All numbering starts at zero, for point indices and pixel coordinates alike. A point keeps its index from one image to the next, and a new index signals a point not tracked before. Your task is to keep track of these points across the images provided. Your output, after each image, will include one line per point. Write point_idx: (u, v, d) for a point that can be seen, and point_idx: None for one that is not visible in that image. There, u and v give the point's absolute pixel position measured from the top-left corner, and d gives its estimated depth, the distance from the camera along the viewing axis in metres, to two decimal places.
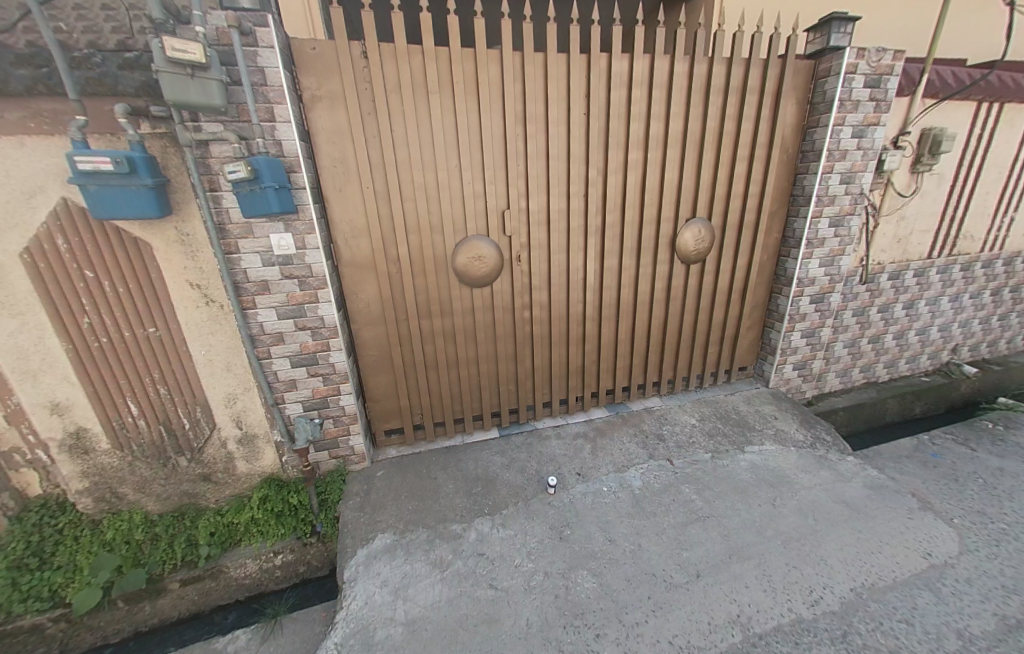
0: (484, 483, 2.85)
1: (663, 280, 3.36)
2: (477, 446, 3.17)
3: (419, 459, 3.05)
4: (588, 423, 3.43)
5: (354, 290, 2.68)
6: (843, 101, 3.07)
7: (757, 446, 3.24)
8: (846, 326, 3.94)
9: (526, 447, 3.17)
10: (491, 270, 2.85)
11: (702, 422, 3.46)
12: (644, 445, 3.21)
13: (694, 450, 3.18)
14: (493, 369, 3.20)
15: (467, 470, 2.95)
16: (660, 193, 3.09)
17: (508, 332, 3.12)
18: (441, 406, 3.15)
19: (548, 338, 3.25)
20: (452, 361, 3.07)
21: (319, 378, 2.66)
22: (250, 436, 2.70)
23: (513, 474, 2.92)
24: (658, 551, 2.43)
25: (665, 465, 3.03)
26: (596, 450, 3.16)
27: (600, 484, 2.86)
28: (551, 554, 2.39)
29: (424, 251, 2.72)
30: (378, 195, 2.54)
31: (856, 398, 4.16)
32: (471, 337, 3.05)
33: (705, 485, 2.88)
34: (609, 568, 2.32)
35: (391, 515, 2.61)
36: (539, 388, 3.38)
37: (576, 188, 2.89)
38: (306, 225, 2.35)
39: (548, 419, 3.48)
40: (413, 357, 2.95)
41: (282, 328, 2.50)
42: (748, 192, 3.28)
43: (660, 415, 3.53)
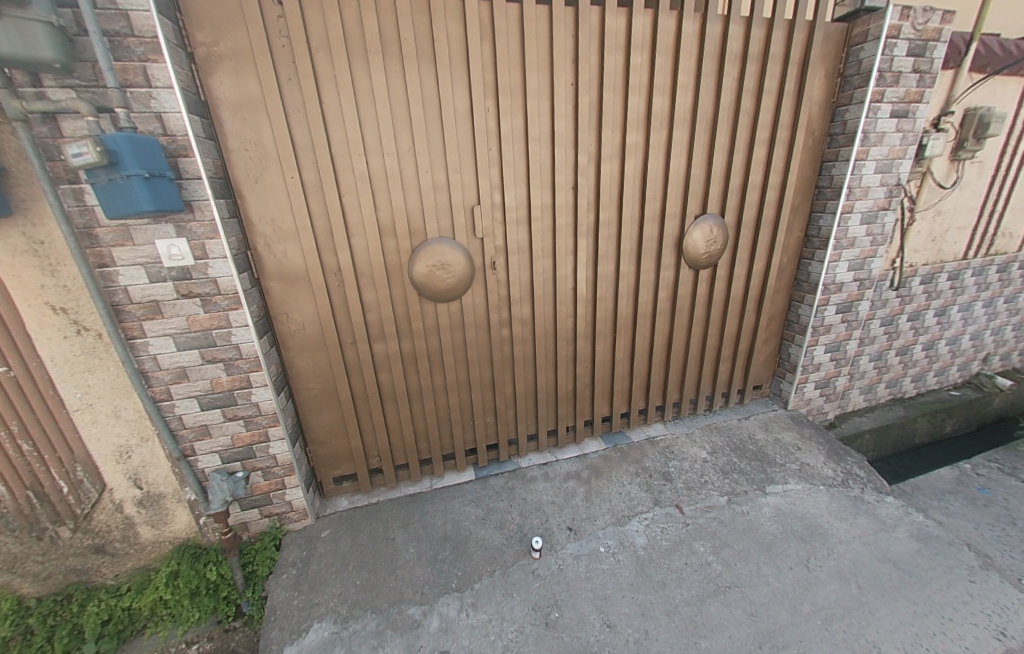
0: (454, 544, 2.31)
1: (668, 289, 2.83)
2: (448, 494, 2.62)
3: (376, 512, 2.49)
4: (581, 461, 2.89)
5: (283, 309, 2.10)
6: (882, 72, 2.56)
7: (780, 486, 2.73)
8: (873, 337, 3.47)
9: (507, 493, 2.64)
10: (461, 281, 2.29)
11: (715, 456, 2.94)
12: (647, 488, 2.69)
13: (707, 493, 2.66)
14: (468, 399, 2.64)
15: (434, 527, 2.40)
16: (664, 184, 2.55)
17: (483, 356, 2.58)
18: (403, 447, 2.58)
19: (533, 360, 2.71)
20: (416, 393, 2.50)
21: (240, 422, 2.09)
22: (154, 495, 2.14)
23: (490, 532, 2.39)
24: (670, 640, 1.90)
25: (673, 514, 2.52)
26: (591, 495, 2.63)
27: (595, 543, 2.34)
28: (534, 651, 1.85)
29: (374, 259, 2.14)
30: (310, 188, 1.97)
31: (882, 418, 3.69)
32: (438, 363, 2.48)
33: (724, 541, 2.36)
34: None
35: (332, 595, 2.07)
36: (523, 420, 2.83)
37: (562, 180, 2.35)
38: (207, 227, 1.79)
39: (534, 456, 2.94)
40: (364, 390, 2.37)
41: (184, 361, 1.93)
42: (769, 183, 2.76)
43: (665, 448, 3.00)
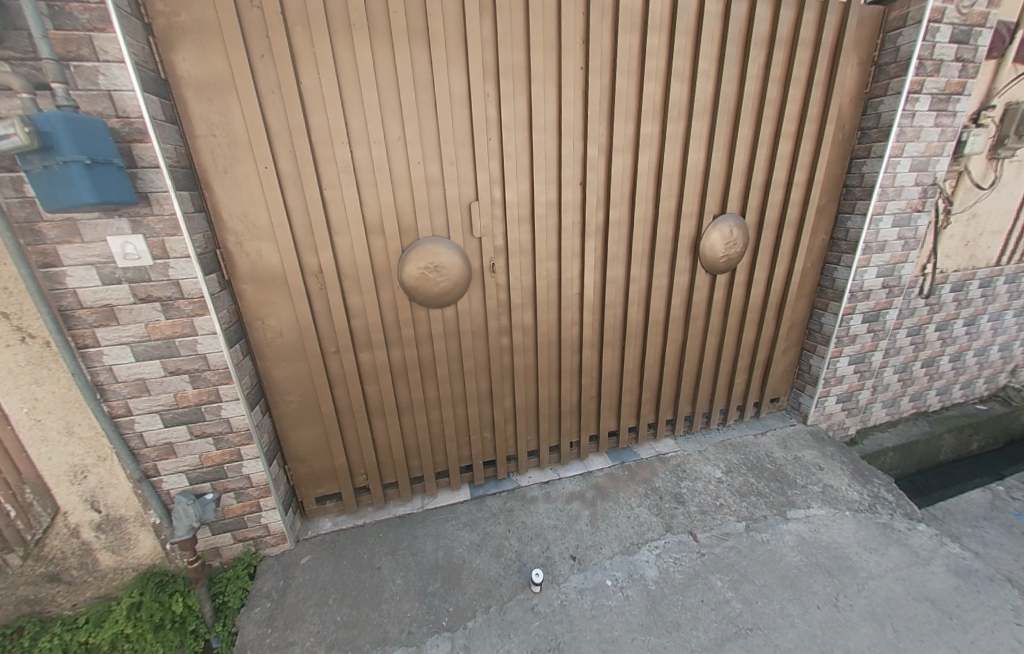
0: (447, 575, 2.11)
1: (682, 294, 2.61)
2: (440, 515, 2.41)
3: (361, 535, 2.28)
4: (585, 480, 2.68)
5: (258, 314, 1.89)
6: (922, 60, 2.34)
7: (802, 511, 2.51)
8: (899, 347, 3.24)
9: (505, 515, 2.44)
10: (456, 285, 2.07)
11: (730, 476, 2.72)
12: (658, 512, 2.47)
13: (723, 518, 2.44)
14: (464, 413, 2.43)
15: (425, 554, 2.19)
16: (681, 181, 2.33)
17: (481, 366, 2.37)
18: (392, 464, 2.37)
19: (535, 371, 2.50)
20: (406, 407, 2.28)
21: (209, 440, 1.88)
22: (115, 519, 1.93)
23: (485, 561, 2.18)
24: None
25: (687, 543, 2.30)
26: (597, 519, 2.42)
27: (601, 575, 2.13)
28: None
29: (360, 260, 1.93)
30: (288, 181, 1.77)
31: (906, 434, 3.47)
32: (431, 375, 2.27)
33: (742, 575, 2.15)
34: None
35: (308, 634, 1.85)
36: (523, 436, 2.62)
37: (569, 175, 2.13)
38: (166, 223, 1.58)
39: (535, 474, 2.73)
40: (349, 404, 2.16)
41: (144, 373, 1.72)
42: (794, 181, 2.54)
43: (676, 466, 2.79)
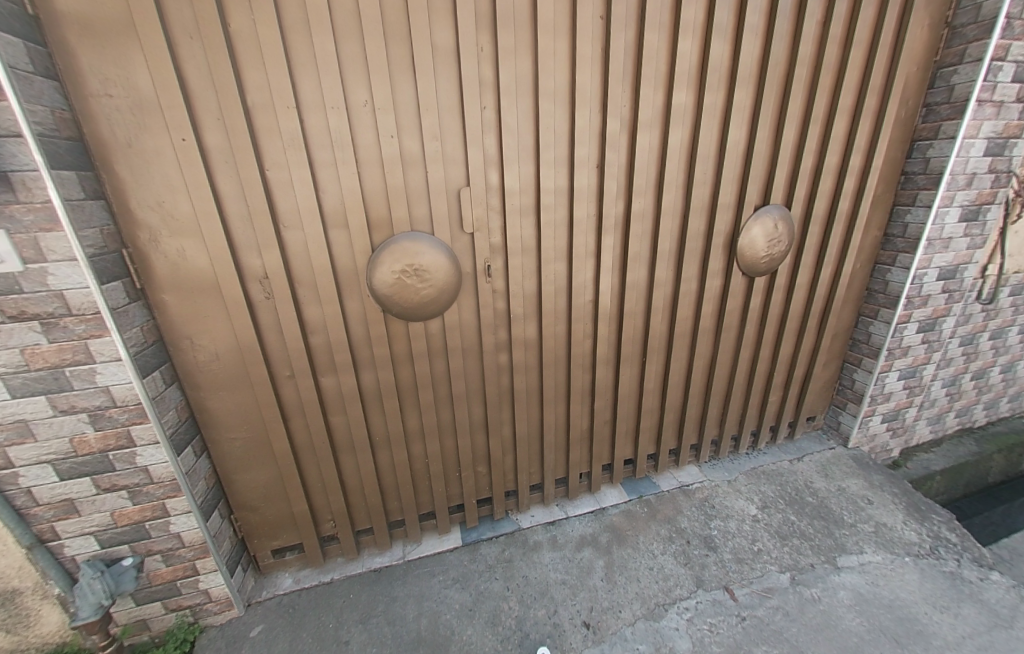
0: (431, 651, 1.72)
1: (713, 301, 2.21)
2: (424, 568, 2.03)
3: (327, 597, 1.88)
4: (598, 520, 2.37)
5: (186, 332, 1.47)
6: (1009, 20, 1.93)
7: (855, 558, 2.16)
8: (950, 359, 2.86)
9: (504, 568, 2.07)
10: (444, 293, 1.66)
11: (767, 513, 2.40)
12: (685, 563, 2.13)
13: (765, 569, 2.09)
14: (453, 446, 2.03)
15: (405, 622, 1.80)
16: (717, 166, 1.93)
17: (474, 391, 1.96)
18: (366, 509, 1.97)
19: (538, 395, 2.10)
20: (383, 442, 1.88)
21: (123, 494, 1.45)
22: (5, 593, 1.44)
23: (479, 631, 1.80)
24: None
25: (723, 601, 1.96)
26: (612, 573, 2.08)
27: (622, 649, 1.78)
28: None
29: (318, 262, 1.51)
30: (217, 159, 1.34)
31: (953, 456, 3.09)
32: (412, 403, 1.86)
33: (793, 647, 1.77)
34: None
35: None
36: (524, 469, 2.23)
37: (584, 156, 1.72)
38: (40, 213, 1.14)
39: (540, 512, 2.40)
40: (309, 441, 1.74)
41: (24, 414, 1.26)
42: (847, 167, 2.16)
43: (703, 500, 2.48)
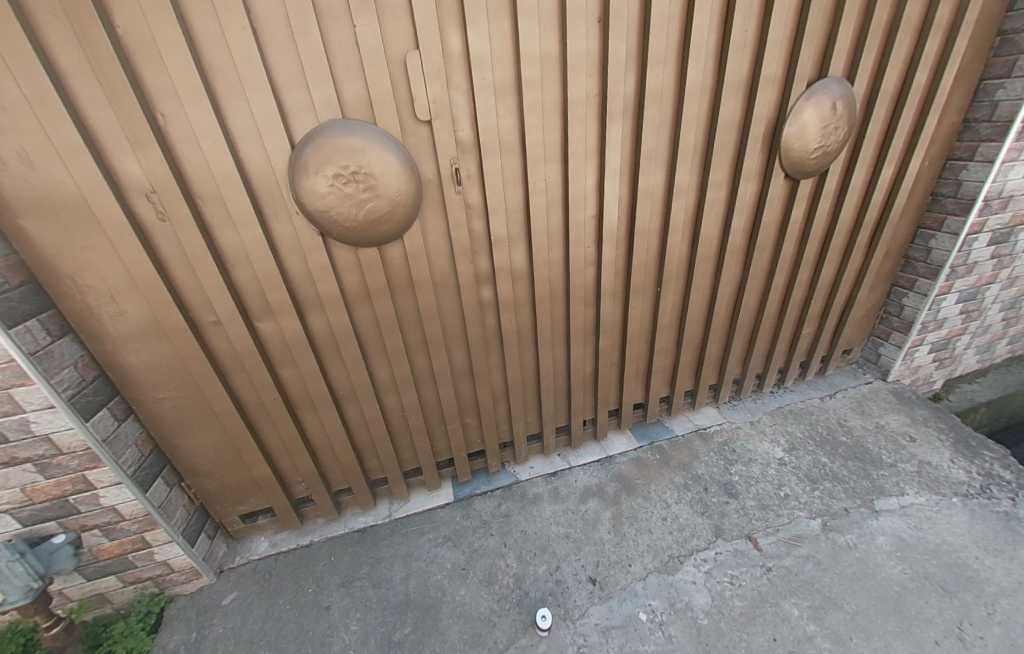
0: (420, 613, 1.56)
1: (746, 214, 1.79)
2: (413, 527, 1.85)
3: (306, 560, 1.71)
4: (604, 469, 2.16)
5: (66, 269, 1.14)
6: None
7: (895, 501, 1.97)
8: (1017, 277, 2.44)
9: (501, 523, 1.88)
10: (399, 207, 1.25)
11: (795, 456, 2.20)
12: (703, 512, 1.94)
13: (792, 516, 1.91)
14: (434, 397, 1.75)
15: (392, 584, 1.64)
16: (763, 21, 1.43)
17: (453, 334, 1.63)
18: (340, 469, 1.75)
19: (531, 335, 1.78)
20: (348, 397, 1.60)
21: (29, 468, 1.20)
22: None
23: (474, 591, 1.63)
24: None
25: (746, 552, 1.77)
26: (620, 523, 1.90)
27: (632, 606, 1.61)
28: None
29: (222, 167, 1.12)
30: (36, 9, 0.91)
31: (1001, 386, 2.77)
32: (377, 350, 1.55)
33: (826, 598, 1.61)
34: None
35: None
36: (518, 419, 1.96)
37: (580, 6, 1.24)
38: None
39: (539, 462, 2.19)
40: (257, 397, 1.48)
41: None
42: (933, 22, 1.62)
43: (722, 443, 2.27)
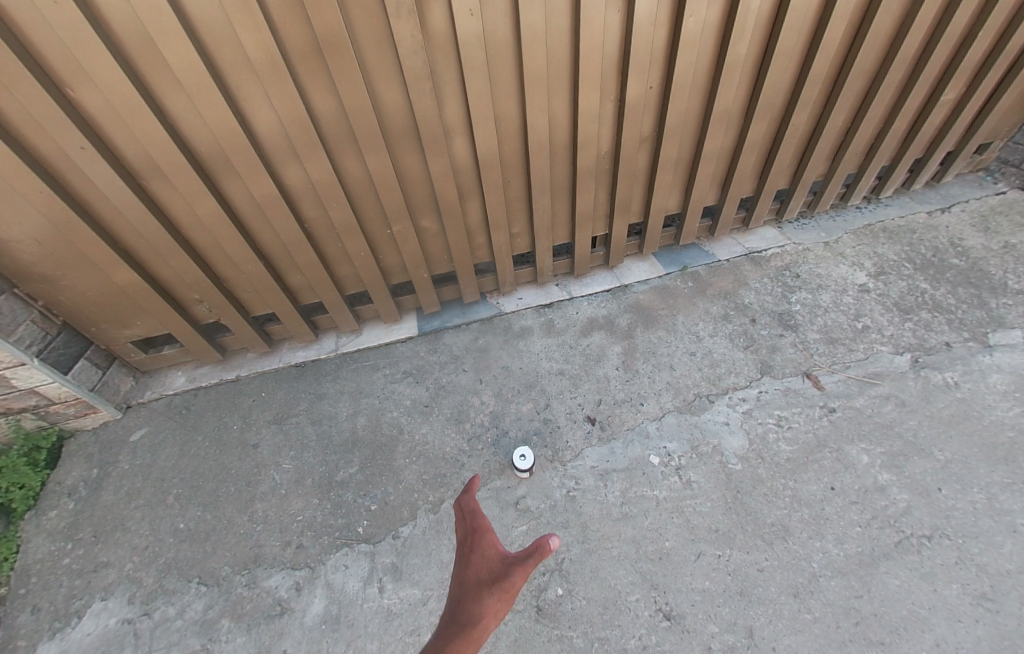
0: (370, 452, 1.24)
1: None
2: (365, 362, 1.45)
3: (231, 396, 1.37)
4: (616, 298, 1.64)
5: None
6: None
7: (1020, 333, 1.42)
8: None
9: (479, 358, 1.47)
10: None
11: (881, 282, 1.63)
12: (747, 346, 1.46)
13: (870, 350, 1.42)
14: (363, 179, 1.14)
15: (336, 422, 1.30)
16: None
17: (370, 46, 0.91)
18: (251, 285, 1.28)
19: (513, 64, 1.04)
20: (220, 164, 1.01)
21: None
22: None
23: (438, 430, 1.28)
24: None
25: (802, 391, 1.33)
26: (632, 359, 1.46)
27: (641, 448, 1.24)
28: None
29: None
30: None
31: None
32: (236, 66, 0.87)
33: (909, 444, 1.19)
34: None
35: (125, 551, 1.08)
36: (498, 225, 1.37)
37: None
38: None
39: (530, 293, 1.67)
40: (57, 147, 0.89)
41: None
42: None
43: (781, 268, 1.68)
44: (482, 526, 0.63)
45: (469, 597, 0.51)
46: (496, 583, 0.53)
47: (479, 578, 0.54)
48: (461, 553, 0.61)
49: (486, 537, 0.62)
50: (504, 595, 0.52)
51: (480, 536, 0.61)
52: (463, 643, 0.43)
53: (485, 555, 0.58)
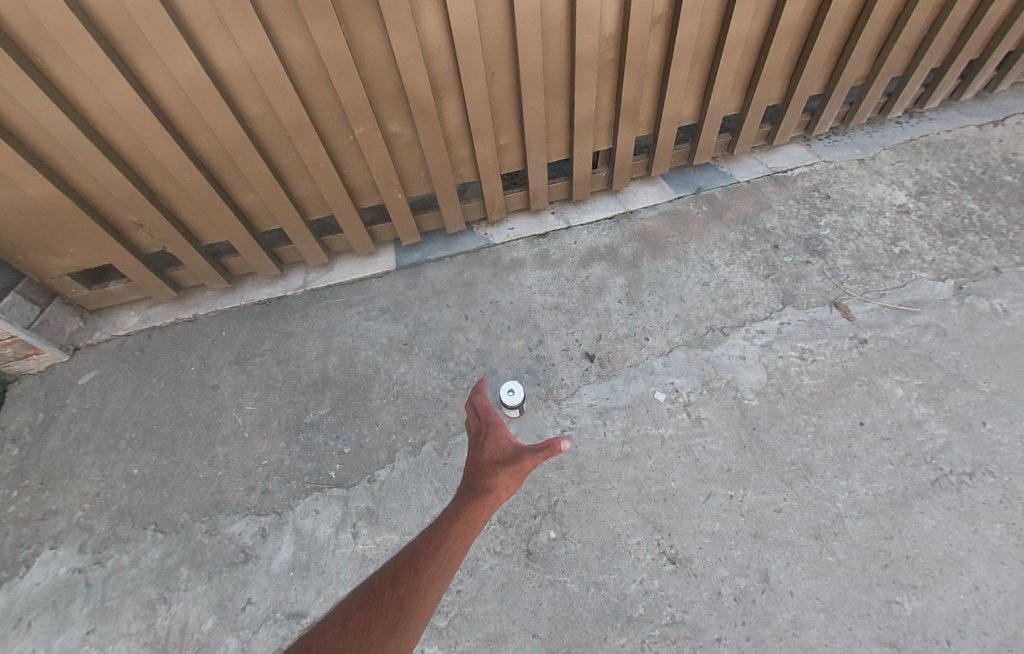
0: (343, 392, 1.11)
1: None
2: (337, 298, 1.30)
3: (189, 337, 1.23)
4: (620, 226, 1.46)
5: None
6: None
7: None
8: None
9: (465, 292, 1.31)
10: None
11: (923, 203, 1.43)
12: (768, 274, 1.29)
13: (908, 276, 1.25)
14: (312, 62, 0.92)
15: (305, 361, 1.17)
16: None
17: None
18: (196, 205, 1.11)
19: None
20: (124, 33, 0.79)
21: None
22: None
23: (418, 369, 1.15)
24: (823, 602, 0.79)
25: (829, 321, 1.17)
26: (637, 290, 1.29)
27: (645, 385, 1.11)
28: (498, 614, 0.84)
29: None
30: None
31: None
32: None
33: (950, 376, 1.05)
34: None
35: (74, 499, 0.98)
36: (482, 133, 1.16)
37: None
38: None
39: (522, 222, 1.49)
40: None
41: None
42: None
43: (809, 190, 1.48)
44: (495, 417, 0.72)
45: (486, 473, 0.61)
46: (508, 461, 0.62)
47: (492, 458, 0.64)
48: (478, 440, 0.70)
49: (500, 429, 0.70)
50: (515, 474, 0.60)
51: (495, 428, 0.70)
52: (478, 510, 0.55)
53: (499, 441, 0.67)
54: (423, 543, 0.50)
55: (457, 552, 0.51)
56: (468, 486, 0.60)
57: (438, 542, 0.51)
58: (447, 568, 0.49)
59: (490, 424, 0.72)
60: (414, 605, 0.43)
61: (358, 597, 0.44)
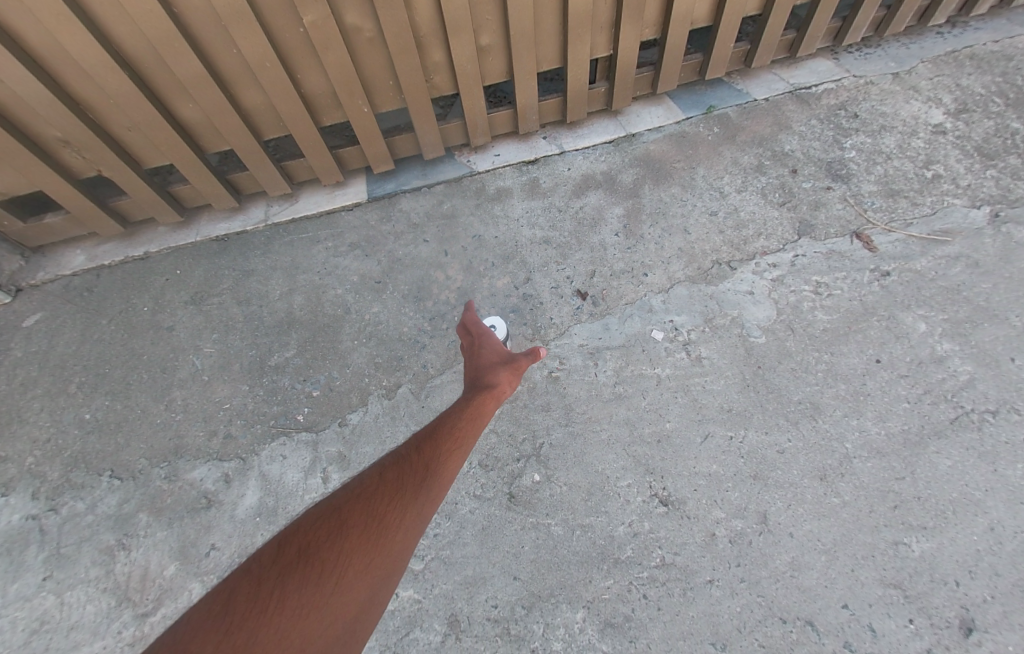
0: (311, 334, 1.02)
1: None
2: (304, 233, 1.17)
3: (142, 276, 1.12)
4: (619, 151, 1.30)
5: None
6: None
7: None
8: None
9: (445, 225, 1.18)
10: None
11: (963, 121, 1.26)
12: (783, 202, 1.16)
13: (940, 202, 1.12)
14: None
15: (269, 301, 1.06)
16: None
17: None
18: (130, 118, 0.96)
19: None
20: None
21: None
22: None
23: (393, 308, 1.05)
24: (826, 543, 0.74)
25: (849, 252, 1.06)
26: (636, 222, 1.16)
27: (642, 323, 1.01)
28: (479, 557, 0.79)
29: None
30: None
31: None
32: None
33: (979, 310, 0.95)
34: (662, 624, 0.70)
35: (22, 447, 0.91)
36: (458, 28, 0.99)
37: None
38: None
39: (510, 148, 1.33)
40: None
41: None
42: None
43: (834, 109, 1.31)
44: (486, 331, 0.74)
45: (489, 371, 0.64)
46: (505, 362, 0.66)
47: (491, 360, 0.67)
48: (473, 348, 0.73)
49: (493, 338, 0.74)
50: (513, 372, 0.65)
51: (489, 336, 0.74)
52: (484, 399, 0.58)
53: (493, 346, 0.72)
54: (440, 422, 0.53)
55: (472, 430, 0.53)
56: (474, 379, 0.63)
57: (452, 422, 0.54)
58: (466, 441, 0.52)
59: (481, 337, 0.74)
60: (440, 463, 0.46)
61: (388, 461, 0.47)
